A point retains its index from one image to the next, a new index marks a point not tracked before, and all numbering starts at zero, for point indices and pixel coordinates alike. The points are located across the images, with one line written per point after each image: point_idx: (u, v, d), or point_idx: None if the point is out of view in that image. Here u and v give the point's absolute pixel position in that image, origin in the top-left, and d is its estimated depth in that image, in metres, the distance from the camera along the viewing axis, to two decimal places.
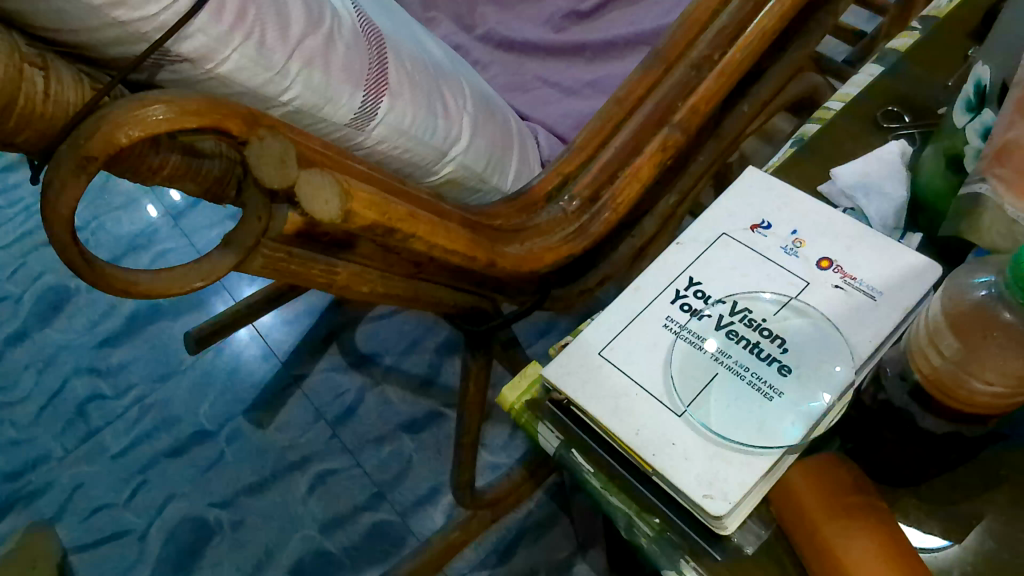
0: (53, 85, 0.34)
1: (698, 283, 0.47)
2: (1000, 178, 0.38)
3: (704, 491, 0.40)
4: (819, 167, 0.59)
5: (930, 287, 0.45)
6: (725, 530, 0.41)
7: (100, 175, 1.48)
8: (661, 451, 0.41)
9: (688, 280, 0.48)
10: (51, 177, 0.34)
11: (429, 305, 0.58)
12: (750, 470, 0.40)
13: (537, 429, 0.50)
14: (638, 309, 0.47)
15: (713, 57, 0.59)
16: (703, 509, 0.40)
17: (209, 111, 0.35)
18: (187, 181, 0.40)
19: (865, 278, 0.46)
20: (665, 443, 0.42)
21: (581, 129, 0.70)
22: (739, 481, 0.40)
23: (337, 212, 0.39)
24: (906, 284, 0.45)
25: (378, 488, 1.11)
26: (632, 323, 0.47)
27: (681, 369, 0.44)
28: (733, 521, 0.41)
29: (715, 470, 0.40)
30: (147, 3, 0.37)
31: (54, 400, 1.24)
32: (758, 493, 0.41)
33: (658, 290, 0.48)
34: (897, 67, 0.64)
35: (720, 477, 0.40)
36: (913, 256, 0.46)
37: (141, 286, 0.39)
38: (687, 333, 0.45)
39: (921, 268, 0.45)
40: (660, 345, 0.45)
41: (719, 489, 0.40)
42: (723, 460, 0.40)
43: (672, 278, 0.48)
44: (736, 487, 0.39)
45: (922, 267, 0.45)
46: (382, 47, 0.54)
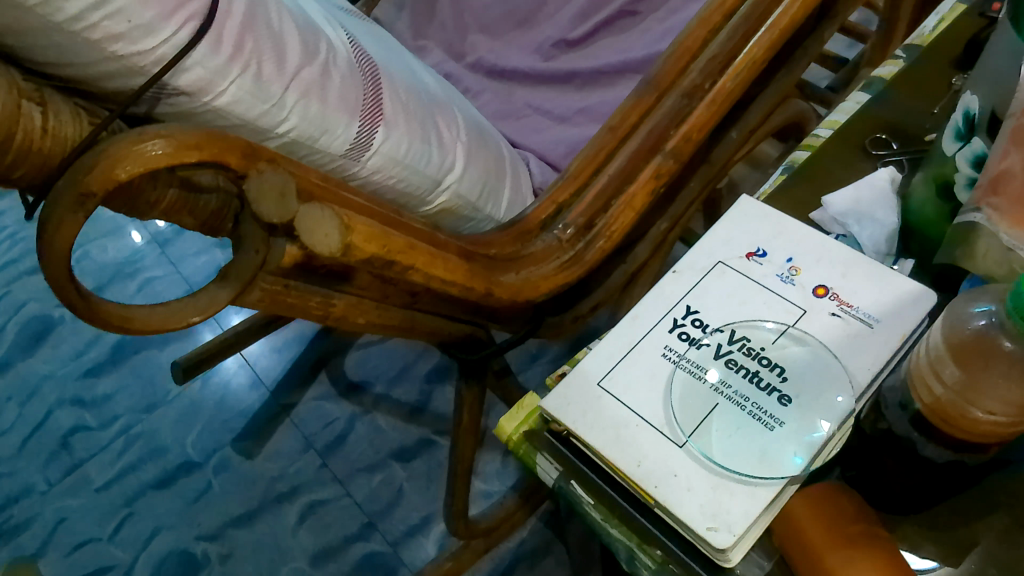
0: (51, 121, 0.34)
1: (695, 312, 0.48)
2: (995, 208, 0.38)
3: (707, 523, 0.40)
4: (810, 194, 0.60)
5: (926, 314, 0.45)
6: (729, 563, 0.40)
7: None
8: (664, 483, 0.41)
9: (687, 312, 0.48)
10: (47, 215, 0.34)
11: (425, 334, 0.58)
12: (754, 500, 0.40)
13: (535, 460, 0.50)
14: (637, 338, 0.47)
15: (703, 85, 0.60)
16: (707, 541, 0.39)
17: (209, 145, 0.35)
18: (185, 215, 0.40)
19: (861, 306, 0.46)
20: (668, 474, 0.42)
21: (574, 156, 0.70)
22: (744, 511, 0.39)
23: (337, 244, 0.39)
24: (903, 311, 0.45)
25: (369, 518, 1.10)
26: (631, 351, 0.47)
27: (681, 398, 0.44)
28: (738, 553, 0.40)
29: (718, 501, 0.40)
30: (146, 37, 0.37)
31: (37, 431, 1.21)
32: (762, 522, 0.41)
33: (656, 319, 0.48)
34: (883, 96, 0.65)
35: (724, 509, 0.40)
36: (908, 282, 0.46)
37: (137, 321, 0.38)
38: (685, 361, 0.45)
39: (916, 295, 0.46)
40: (657, 373, 0.45)
41: (723, 520, 0.39)
42: (726, 491, 0.40)
43: (670, 307, 0.48)
44: (740, 518, 0.39)
45: (917, 294, 0.46)
46: (377, 77, 0.54)
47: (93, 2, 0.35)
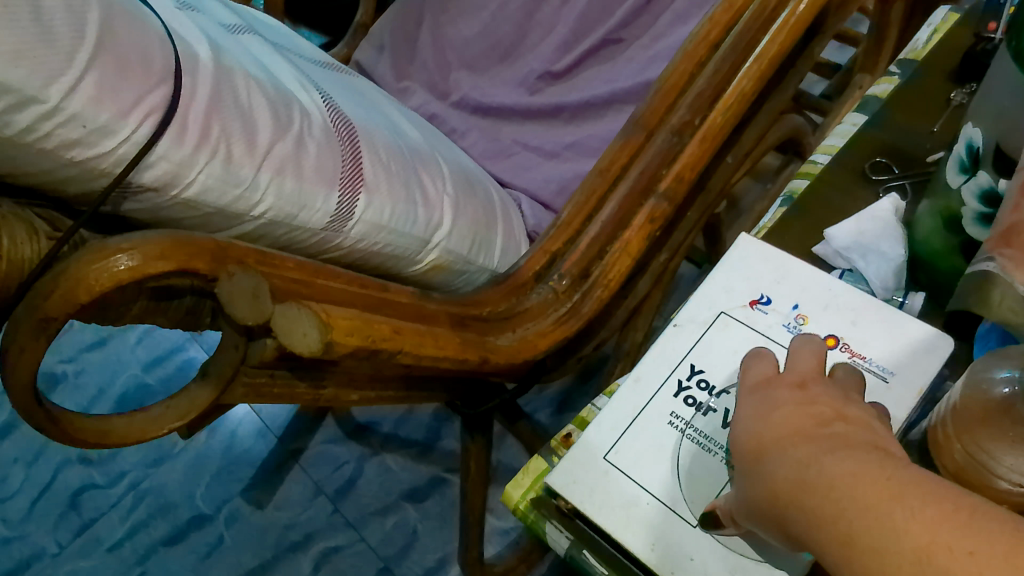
0: (6, 243, 0.32)
1: (700, 371, 0.46)
2: (1009, 258, 0.36)
3: None
4: (811, 226, 0.58)
5: (942, 364, 0.43)
6: None
7: None
8: (679, 566, 0.40)
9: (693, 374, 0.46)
10: (8, 341, 0.32)
11: (421, 398, 0.56)
12: None
13: (544, 529, 0.48)
14: (641, 404, 0.45)
15: (693, 122, 0.58)
16: None
17: (175, 253, 0.33)
18: (159, 317, 0.38)
19: (874, 357, 0.44)
20: (683, 557, 0.40)
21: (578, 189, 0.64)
22: None
23: (317, 344, 0.35)
24: (916, 361, 0.43)
25: (384, 563, 1.08)
26: (637, 418, 0.45)
27: (688, 470, 0.42)
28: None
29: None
30: (104, 139, 0.36)
31: (46, 493, 1.18)
32: None
33: (660, 381, 0.46)
34: (879, 117, 0.63)
35: None
36: (921, 328, 0.44)
37: (116, 433, 0.37)
38: (693, 429, 0.43)
39: (929, 341, 0.43)
40: (662, 442, 0.43)
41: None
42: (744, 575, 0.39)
43: (674, 367, 0.46)
44: None
45: (930, 340, 0.43)
46: (355, 140, 0.52)
47: (44, 112, 0.33)
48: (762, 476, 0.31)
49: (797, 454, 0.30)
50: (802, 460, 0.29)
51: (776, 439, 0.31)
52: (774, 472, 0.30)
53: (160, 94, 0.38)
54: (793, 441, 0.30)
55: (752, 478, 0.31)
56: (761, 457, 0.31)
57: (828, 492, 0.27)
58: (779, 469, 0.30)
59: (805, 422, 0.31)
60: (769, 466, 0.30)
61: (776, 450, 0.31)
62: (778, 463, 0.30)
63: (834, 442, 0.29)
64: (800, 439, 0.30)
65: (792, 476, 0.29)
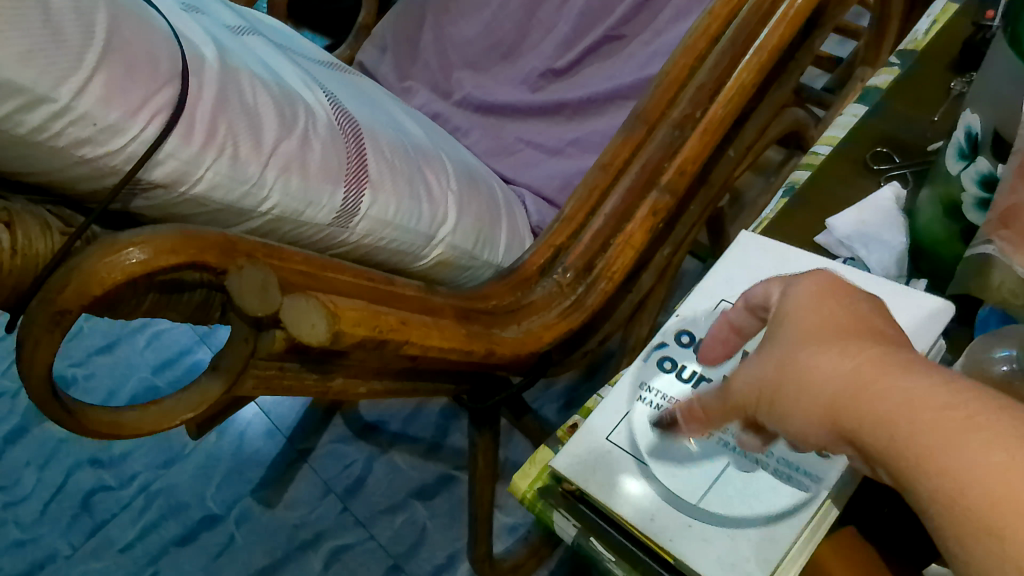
0: (20, 241, 0.33)
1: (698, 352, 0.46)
2: (1006, 240, 0.36)
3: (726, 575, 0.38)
4: (813, 217, 0.59)
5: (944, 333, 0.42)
6: None
7: None
8: (678, 534, 0.39)
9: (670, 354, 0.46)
10: (23, 335, 0.33)
11: (429, 392, 0.57)
12: (773, 546, 0.37)
13: (551, 517, 0.49)
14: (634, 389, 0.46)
15: (694, 115, 0.59)
16: None
17: (184, 248, 0.34)
18: (170, 311, 0.39)
19: None
20: (682, 525, 0.40)
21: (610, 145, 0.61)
22: (762, 559, 0.37)
23: (325, 335, 0.36)
24: (920, 329, 0.42)
25: (395, 560, 1.09)
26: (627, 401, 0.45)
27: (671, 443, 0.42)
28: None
29: (737, 551, 0.38)
30: (114, 137, 0.36)
31: (58, 495, 1.19)
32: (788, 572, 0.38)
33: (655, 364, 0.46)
34: (880, 108, 0.63)
35: (742, 558, 0.38)
36: (928, 298, 0.43)
37: (128, 425, 0.37)
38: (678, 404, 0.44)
39: (935, 309, 0.43)
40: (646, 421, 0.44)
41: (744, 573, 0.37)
42: (744, 539, 0.38)
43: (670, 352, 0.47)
44: (760, 567, 0.37)
45: (936, 309, 0.43)
46: (360, 139, 0.53)
47: (56, 111, 0.34)
48: (790, 380, 0.26)
49: (849, 364, 0.25)
50: (860, 373, 0.24)
51: (805, 342, 0.27)
52: (823, 384, 0.25)
53: (168, 94, 0.39)
54: (835, 347, 0.26)
55: (776, 382, 0.27)
56: (788, 361, 0.27)
57: (905, 410, 0.23)
58: (828, 381, 0.25)
59: (845, 330, 0.27)
60: (806, 374, 0.26)
61: (805, 352, 0.27)
62: (810, 369, 0.26)
63: (882, 350, 0.25)
64: (839, 342, 0.26)
65: (854, 392, 0.24)
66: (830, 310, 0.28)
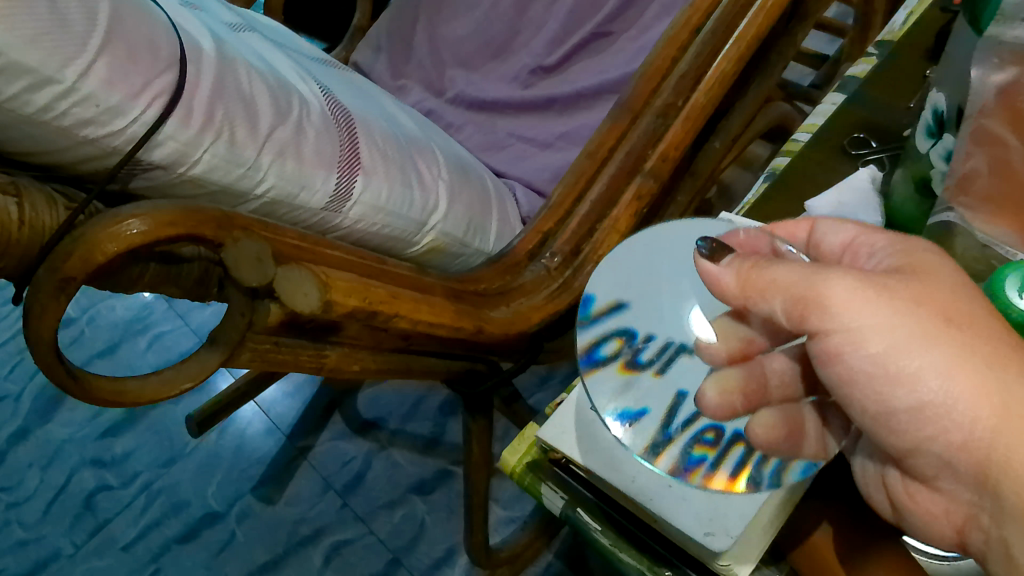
0: (28, 211, 0.35)
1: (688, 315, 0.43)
2: (967, 207, 0.38)
3: (705, 529, 0.39)
4: (792, 199, 0.61)
5: None
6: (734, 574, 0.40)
7: None
8: (659, 494, 0.41)
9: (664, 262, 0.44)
10: (30, 302, 0.34)
11: (421, 373, 0.58)
12: (751, 501, 0.40)
13: (539, 490, 0.52)
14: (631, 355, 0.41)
15: (676, 103, 0.60)
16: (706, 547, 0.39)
17: (183, 221, 0.36)
18: (170, 286, 0.41)
19: None
20: (664, 486, 0.41)
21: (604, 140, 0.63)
22: (741, 513, 0.40)
23: (317, 303, 0.39)
24: None
25: (394, 555, 1.10)
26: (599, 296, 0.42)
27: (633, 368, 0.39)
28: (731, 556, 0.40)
29: (714, 507, 0.40)
30: (115, 119, 0.38)
31: (61, 495, 1.19)
32: (765, 528, 0.40)
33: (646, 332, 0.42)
34: (858, 95, 0.65)
35: (721, 512, 0.40)
36: None
37: (130, 392, 0.39)
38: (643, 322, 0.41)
39: None
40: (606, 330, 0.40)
41: (720, 524, 0.40)
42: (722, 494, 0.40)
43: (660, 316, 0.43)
44: (738, 520, 0.39)
45: None
46: (352, 128, 0.55)
47: (61, 92, 0.36)
48: (909, 386, 0.29)
49: (991, 403, 0.28)
50: (1003, 418, 0.28)
51: (932, 344, 0.29)
52: (959, 423, 0.28)
53: (167, 79, 0.41)
54: (969, 366, 0.28)
55: (889, 386, 0.30)
56: (901, 362, 0.29)
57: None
58: (962, 416, 0.28)
59: (975, 334, 0.29)
60: (929, 396, 0.29)
61: (928, 358, 0.29)
62: (935, 388, 0.29)
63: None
64: (972, 363, 0.28)
65: (992, 443, 0.28)
66: (939, 298, 0.30)
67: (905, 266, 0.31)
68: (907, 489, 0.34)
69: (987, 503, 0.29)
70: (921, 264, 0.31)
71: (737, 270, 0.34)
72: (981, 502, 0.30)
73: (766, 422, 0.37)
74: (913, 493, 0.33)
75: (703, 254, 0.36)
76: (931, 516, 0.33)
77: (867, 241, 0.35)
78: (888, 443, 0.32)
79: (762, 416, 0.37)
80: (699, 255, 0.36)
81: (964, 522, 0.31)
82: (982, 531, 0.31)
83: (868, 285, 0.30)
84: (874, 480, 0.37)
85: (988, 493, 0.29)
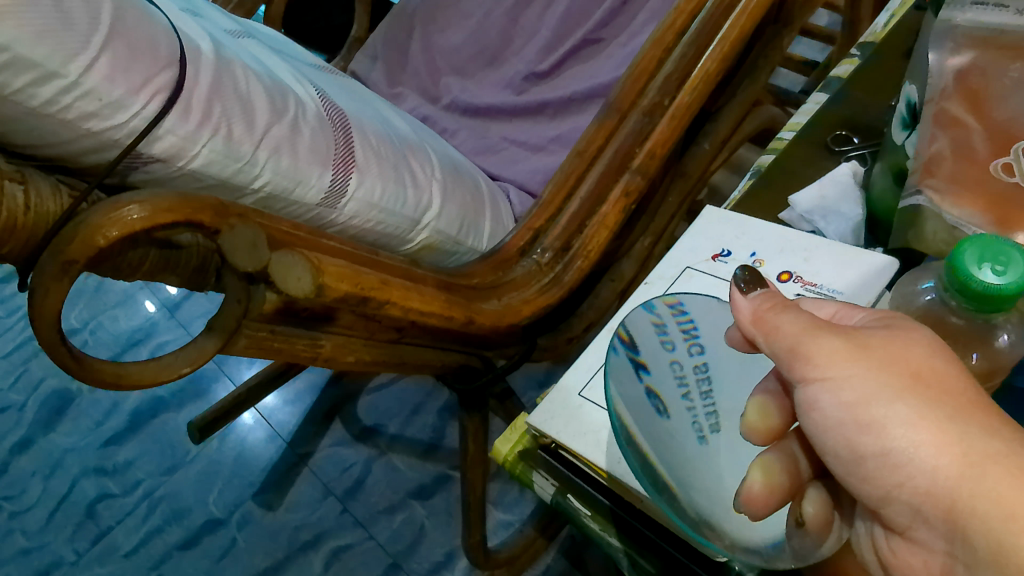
0: (33, 198, 0.37)
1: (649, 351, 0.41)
2: (934, 189, 0.41)
3: None
4: (776, 195, 0.62)
5: (887, 286, 0.46)
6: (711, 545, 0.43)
7: (82, 276, 1.40)
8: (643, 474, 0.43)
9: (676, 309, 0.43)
10: (35, 283, 0.36)
11: (415, 367, 0.60)
12: None
13: (532, 479, 0.54)
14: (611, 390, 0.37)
15: (663, 102, 0.62)
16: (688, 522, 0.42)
17: (181, 207, 0.37)
18: (170, 273, 0.43)
19: (825, 283, 0.48)
20: None
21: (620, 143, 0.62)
22: None
23: (309, 287, 0.41)
24: (865, 283, 0.46)
25: (394, 559, 1.08)
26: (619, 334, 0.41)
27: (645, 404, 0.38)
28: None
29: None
30: (117, 112, 0.40)
31: (62, 504, 1.16)
32: None
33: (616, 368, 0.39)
34: (840, 95, 0.66)
35: None
36: (876, 256, 0.47)
37: (130, 376, 0.40)
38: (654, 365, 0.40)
39: (881, 266, 0.47)
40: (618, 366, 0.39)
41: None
42: None
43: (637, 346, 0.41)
44: None
45: (882, 265, 0.47)
46: (347, 127, 0.57)
47: (65, 86, 0.38)
48: (873, 434, 0.29)
49: (953, 454, 0.28)
50: (967, 470, 0.28)
51: (900, 397, 0.29)
52: (923, 469, 0.28)
53: (167, 76, 0.43)
54: (932, 420, 0.29)
55: (857, 432, 0.30)
56: (868, 412, 0.30)
57: (1000, 521, 0.26)
58: (924, 463, 0.28)
59: (942, 390, 0.29)
60: (895, 445, 0.29)
61: (894, 408, 0.29)
62: (900, 437, 0.29)
63: (986, 432, 0.28)
64: (935, 415, 0.29)
65: (956, 491, 0.28)
66: (906, 359, 0.30)
67: (885, 325, 0.32)
68: (889, 543, 0.32)
69: (959, 551, 0.28)
70: (899, 327, 0.32)
71: (759, 305, 0.34)
72: (954, 550, 0.29)
73: (815, 505, 0.35)
74: (895, 547, 0.32)
75: (741, 286, 0.36)
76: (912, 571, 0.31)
77: (847, 314, 0.35)
78: (862, 493, 0.31)
79: (817, 495, 0.36)
80: (736, 284, 0.36)
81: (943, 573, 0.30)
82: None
83: (847, 344, 0.31)
84: (864, 540, 0.34)
85: (957, 540, 0.28)
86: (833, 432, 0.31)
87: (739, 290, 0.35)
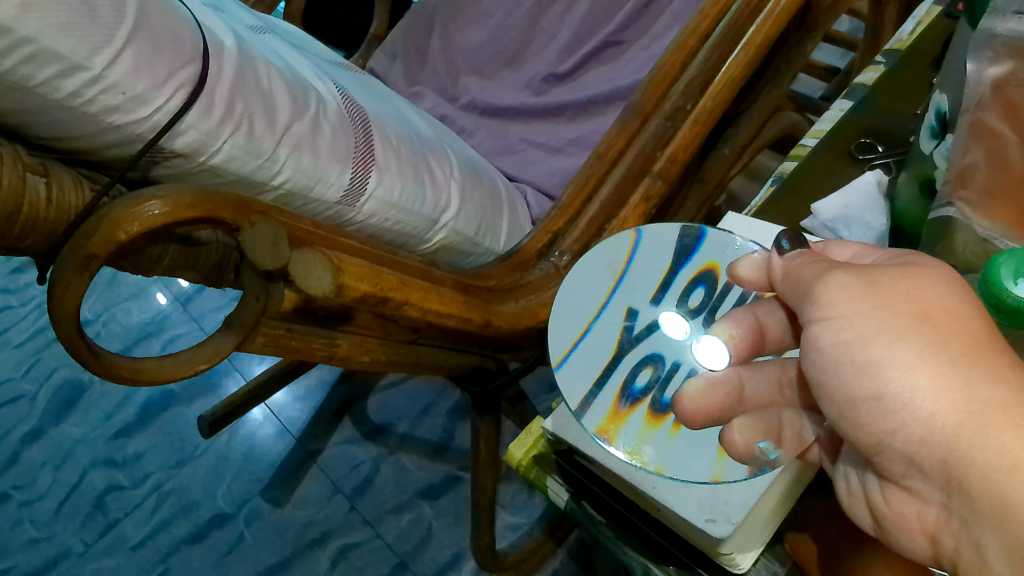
0: (55, 191, 0.37)
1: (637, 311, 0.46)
2: (966, 202, 0.41)
3: (706, 516, 0.42)
4: (799, 204, 0.62)
5: None
6: (725, 548, 0.44)
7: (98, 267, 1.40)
8: (661, 483, 0.44)
9: (628, 264, 0.48)
10: (55, 278, 0.36)
11: (429, 368, 0.60)
12: (750, 490, 0.43)
13: (546, 484, 0.54)
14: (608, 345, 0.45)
15: (685, 107, 0.62)
16: (707, 533, 0.42)
17: (202, 204, 0.37)
18: (188, 270, 0.43)
19: None
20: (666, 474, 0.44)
21: (639, 143, 0.62)
22: (741, 502, 0.43)
23: (329, 286, 0.41)
24: None
25: (400, 559, 1.08)
26: (605, 374, 0.44)
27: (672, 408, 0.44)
28: (731, 547, 0.44)
29: (715, 496, 0.43)
30: (139, 107, 0.40)
31: (72, 495, 1.16)
32: (757, 515, 0.45)
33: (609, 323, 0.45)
34: (865, 103, 0.65)
35: (721, 502, 0.43)
36: None
37: (147, 372, 0.39)
38: (666, 338, 0.45)
39: None
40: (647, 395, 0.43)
41: (721, 513, 0.42)
42: (723, 487, 0.43)
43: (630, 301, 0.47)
44: (737, 507, 0.42)
45: None
46: (367, 125, 0.56)
47: (90, 79, 0.38)
48: (870, 375, 0.30)
49: (954, 401, 0.27)
50: (966, 418, 0.27)
51: (903, 338, 0.29)
52: (919, 416, 0.28)
53: (190, 71, 0.42)
54: (933, 363, 0.28)
55: (854, 374, 0.30)
56: (865, 352, 0.30)
57: (1000, 472, 0.26)
58: (922, 409, 0.28)
59: (948, 330, 0.28)
60: (891, 389, 0.29)
61: (894, 349, 0.29)
62: (897, 381, 0.29)
63: (995, 379, 0.27)
64: (938, 359, 0.28)
65: (955, 439, 0.27)
66: (913, 291, 0.30)
67: (903, 264, 0.32)
68: (885, 495, 0.33)
69: (955, 503, 0.28)
70: (919, 267, 0.31)
71: (792, 262, 0.36)
72: (950, 502, 0.28)
73: (743, 432, 0.40)
74: (892, 497, 0.32)
75: (782, 249, 0.38)
76: (905, 521, 0.32)
77: (865, 254, 0.36)
78: (857, 440, 0.31)
79: (738, 423, 0.41)
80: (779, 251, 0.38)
81: (936, 526, 0.30)
82: (951, 536, 0.29)
83: (857, 282, 0.31)
84: (858, 492, 0.37)
85: (955, 493, 0.28)
86: (830, 375, 0.31)
87: (778, 252, 0.38)
